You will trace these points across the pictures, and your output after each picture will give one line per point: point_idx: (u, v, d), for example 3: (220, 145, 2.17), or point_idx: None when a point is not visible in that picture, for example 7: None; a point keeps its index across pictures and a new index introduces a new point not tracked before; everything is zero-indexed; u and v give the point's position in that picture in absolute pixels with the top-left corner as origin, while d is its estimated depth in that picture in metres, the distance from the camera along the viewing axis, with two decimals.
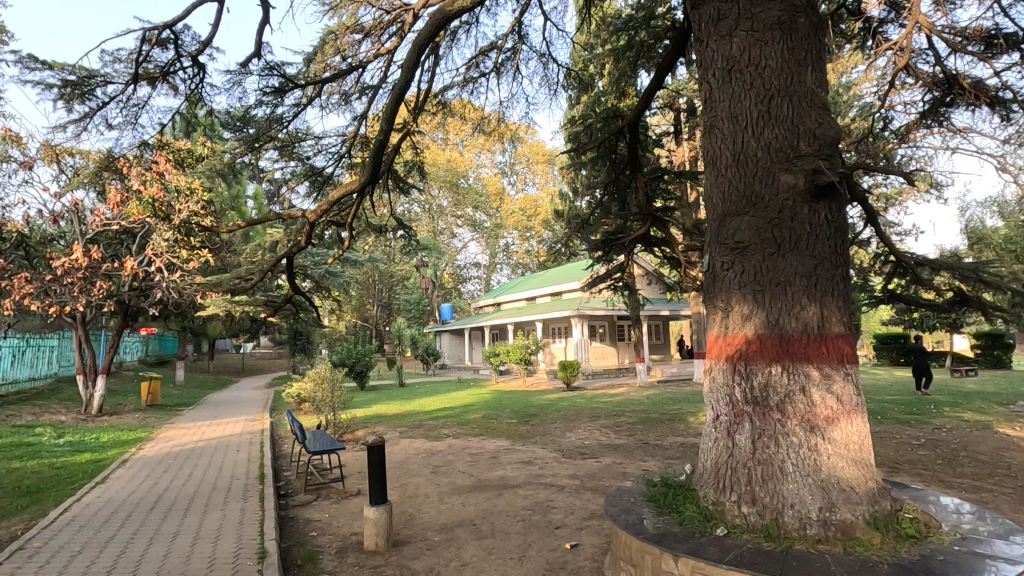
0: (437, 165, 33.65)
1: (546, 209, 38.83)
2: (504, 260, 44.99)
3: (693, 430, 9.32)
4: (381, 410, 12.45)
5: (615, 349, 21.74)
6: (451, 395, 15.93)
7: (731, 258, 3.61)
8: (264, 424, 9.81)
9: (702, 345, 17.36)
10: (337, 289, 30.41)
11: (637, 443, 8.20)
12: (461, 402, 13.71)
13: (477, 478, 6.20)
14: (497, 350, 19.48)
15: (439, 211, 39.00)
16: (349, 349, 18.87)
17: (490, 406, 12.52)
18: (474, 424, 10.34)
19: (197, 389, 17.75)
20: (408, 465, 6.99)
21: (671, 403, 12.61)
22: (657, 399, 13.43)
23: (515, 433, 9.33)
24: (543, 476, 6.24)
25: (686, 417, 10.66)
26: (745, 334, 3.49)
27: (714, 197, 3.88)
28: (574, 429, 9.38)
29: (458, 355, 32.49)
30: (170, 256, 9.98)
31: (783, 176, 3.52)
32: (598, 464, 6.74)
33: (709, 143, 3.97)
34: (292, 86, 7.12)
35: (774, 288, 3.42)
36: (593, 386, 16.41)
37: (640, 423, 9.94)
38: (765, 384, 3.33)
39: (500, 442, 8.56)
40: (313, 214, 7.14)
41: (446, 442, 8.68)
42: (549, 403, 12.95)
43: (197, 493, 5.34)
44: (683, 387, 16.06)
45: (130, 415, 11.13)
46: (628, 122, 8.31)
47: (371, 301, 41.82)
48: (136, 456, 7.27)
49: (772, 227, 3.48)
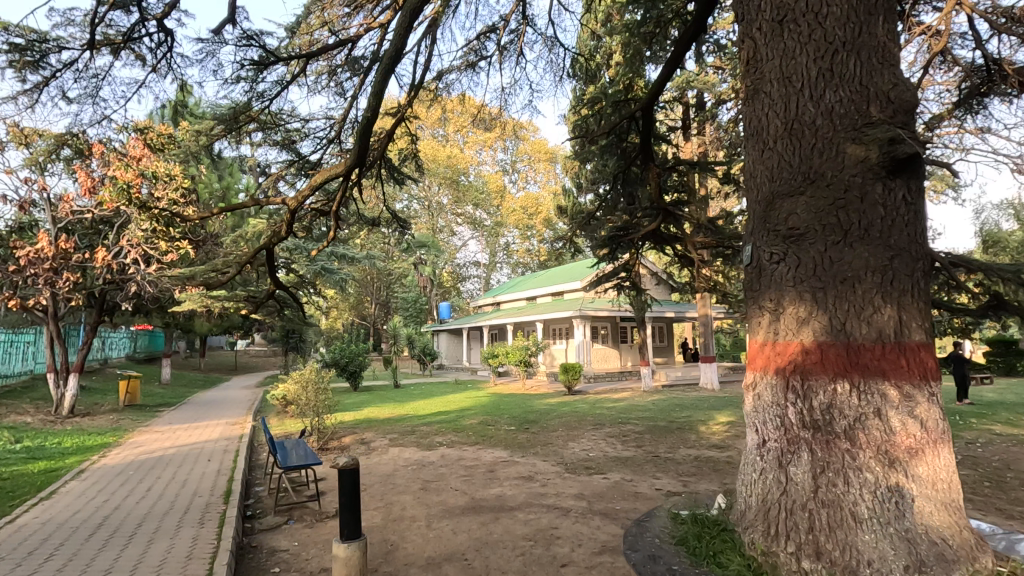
0: (437, 161, 33.08)
1: (548, 208, 38.22)
2: (504, 259, 44.31)
3: (705, 441, 8.65)
4: (373, 414, 11.77)
5: (617, 352, 21.07)
6: (447, 398, 15.27)
7: (783, 249, 2.96)
8: (245, 429, 9.13)
9: (709, 348, 16.68)
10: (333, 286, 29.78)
11: (646, 456, 7.51)
12: (458, 406, 13.04)
13: (472, 497, 5.52)
14: (495, 352, 18.82)
15: (439, 208, 38.39)
16: (343, 348, 18.18)
17: (488, 411, 11.85)
18: (470, 430, 9.67)
19: (184, 388, 17.09)
20: (396, 480, 6.31)
21: (679, 410, 11.93)
22: (664, 405, 12.73)
23: (514, 442, 8.65)
24: (545, 495, 5.56)
25: (697, 426, 10.00)
26: (802, 342, 2.83)
27: (759, 175, 3.23)
28: (578, 439, 8.71)
29: (456, 355, 31.82)
30: (147, 247, 9.33)
31: (849, 149, 2.85)
32: (606, 481, 6.06)
33: (754, 111, 3.31)
34: (273, 60, 6.43)
35: (839, 286, 2.75)
36: (595, 390, 15.73)
37: (648, 432, 9.28)
38: (828, 405, 2.68)
39: (497, 452, 7.88)
40: (294, 202, 6.49)
41: (440, 452, 8.00)
42: (550, 409, 12.26)
43: (150, 513, 4.65)
44: (689, 392, 15.37)
45: (104, 417, 10.45)
46: (641, 104, 7.65)
47: (370, 299, 41.17)
48: (96, 465, 6.60)
49: (835, 211, 2.82)
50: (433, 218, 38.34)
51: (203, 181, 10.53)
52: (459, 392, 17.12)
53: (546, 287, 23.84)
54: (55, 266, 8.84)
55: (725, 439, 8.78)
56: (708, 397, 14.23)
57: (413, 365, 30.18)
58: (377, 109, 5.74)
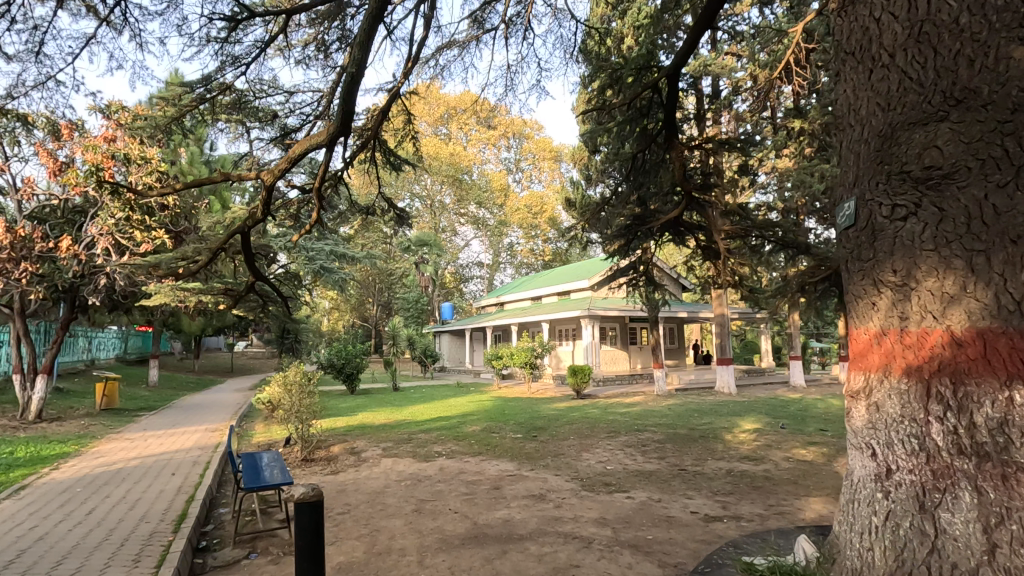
0: (439, 159, 32.44)
1: (552, 207, 37.57)
2: (507, 261, 42.65)
3: (734, 452, 7.74)
4: (368, 419, 10.90)
5: (626, 354, 20.16)
6: (449, 402, 14.40)
7: (914, 198, 2.11)
8: (224, 437, 8.27)
9: (725, 350, 15.79)
10: (332, 286, 28.97)
11: (672, 470, 6.62)
12: (459, 411, 12.15)
13: (473, 523, 4.64)
14: (499, 354, 17.92)
15: (441, 208, 37.61)
16: (339, 348, 17.33)
17: (492, 417, 10.96)
18: (473, 439, 8.78)
19: (173, 391, 16.27)
20: (386, 499, 5.43)
21: (699, 416, 11.02)
22: (681, 411, 11.82)
23: (520, 452, 7.76)
24: (561, 520, 4.67)
25: (721, 434, 9.09)
26: (948, 331, 1.96)
27: (865, 104, 2.39)
28: (592, 449, 7.83)
29: (458, 357, 30.99)
30: (119, 236, 8.52)
31: (1014, 51, 1.97)
32: (630, 502, 5.17)
33: (856, 20, 2.46)
34: (249, 15, 5.57)
35: (1009, 246, 1.87)
36: (605, 394, 14.82)
37: (669, 442, 8.37)
38: (999, 423, 1.81)
39: (502, 464, 6.99)
40: (270, 176, 5.63)
41: (438, 464, 7.12)
42: (559, 414, 11.36)
43: (77, 547, 3.80)
44: (705, 396, 14.45)
45: (75, 422, 9.63)
46: (667, 69, 6.74)
47: (371, 300, 40.39)
48: (43, 479, 5.76)
49: (997, 139, 1.95)
50: (435, 217, 37.52)
51: (185, 167, 9.76)
52: (460, 395, 16.24)
53: (551, 287, 22.96)
54: (15, 257, 8.15)
55: (755, 449, 7.88)
56: (726, 402, 13.33)
57: (414, 368, 29.31)
58: (362, 64, 4.91)
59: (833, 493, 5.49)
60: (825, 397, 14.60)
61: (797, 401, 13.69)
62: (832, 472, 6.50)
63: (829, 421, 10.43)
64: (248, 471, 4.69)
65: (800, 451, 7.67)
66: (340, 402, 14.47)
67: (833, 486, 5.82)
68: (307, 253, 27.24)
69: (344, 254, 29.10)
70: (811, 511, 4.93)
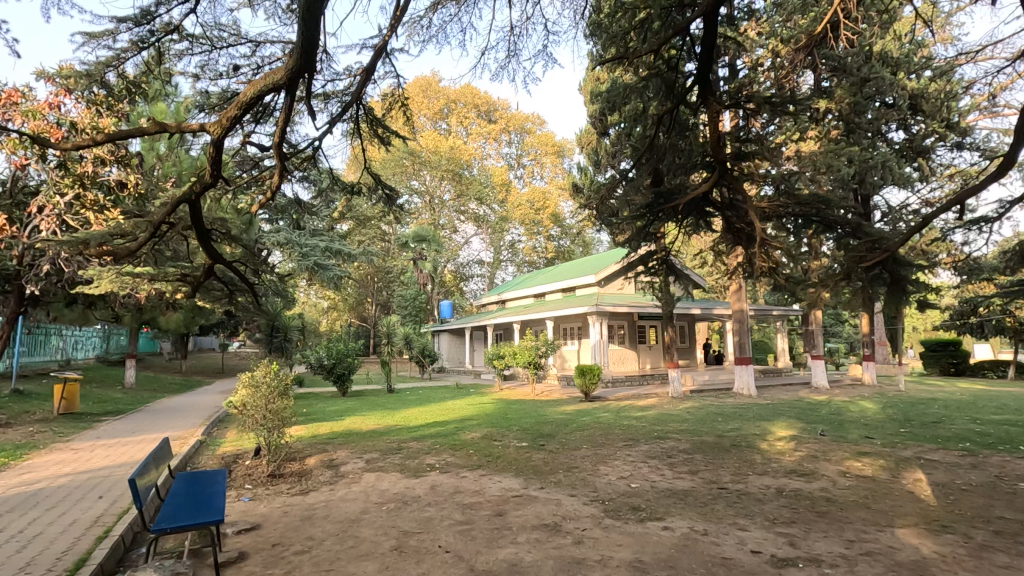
0: (439, 152, 32.55)
1: (555, 202, 36.50)
2: (509, 258, 41.36)
3: (777, 464, 6.62)
4: (356, 424, 9.81)
5: (635, 353, 19.05)
6: (447, 404, 13.27)
7: None
8: (184, 447, 7.21)
9: (744, 349, 14.67)
10: (327, 283, 27.82)
11: (710, 489, 5.50)
12: (457, 415, 11.03)
13: (468, 568, 3.53)
14: (501, 353, 16.84)
15: (441, 204, 36.50)
16: (331, 347, 16.26)
17: (493, 422, 9.85)
18: (472, 448, 7.68)
19: (151, 393, 15.18)
20: (360, 530, 4.32)
21: (723, 421, 9.90)
22: (702, 415, 10.69)
23: (527, 465, 6.65)
24: (583, 565, 3.56)
25: (755, 443, 7.96)
26: None
27: None
28: (610, 462, 6.73)
29: (458, 357, 29.85)
30: (68, 216, 7.50)
31: None
32: (669, 537, 4.06)
33: None
34: None
35: None
36: (615, 396, 13.71)
37: (697, 453, 7.26)
38: None
39: (506, 481, 5.88)
40: (218, 125, 4.47)
41: (430, 480, 6.01)
42: (568, 419, 10.25)
43: None
44: (724, 399, 13.30)
45: (22, 428, 8.56)
46: (703, 7, 5.60)
47: (369, 299, 39.29)
48: None
49: None
50: (435, 213, 36.35)
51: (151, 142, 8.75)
52: (460, 397, 15.12)
53: (555, 283, 21.83)
54: None
55: (799, 460, 6.77)
56: (749, 405, 12.19)
57: (411, 369, 28.14)
58: None
59: (924, 523, 4.36)
60: (854, 399, 13.47)
61: (825, 404, 12.54)
62: (905, 491, 5.38)
63: (871, 426, 9.31)
64: (173, 505, 3.60)
65: (854, 464, 6.56)
66: (329, 405, 13.37)
67: (918, 512, 4.69)
68: (301, 250, 26.47)
69: (339, 251, 28.08)
70: (908, 550, 3.80)
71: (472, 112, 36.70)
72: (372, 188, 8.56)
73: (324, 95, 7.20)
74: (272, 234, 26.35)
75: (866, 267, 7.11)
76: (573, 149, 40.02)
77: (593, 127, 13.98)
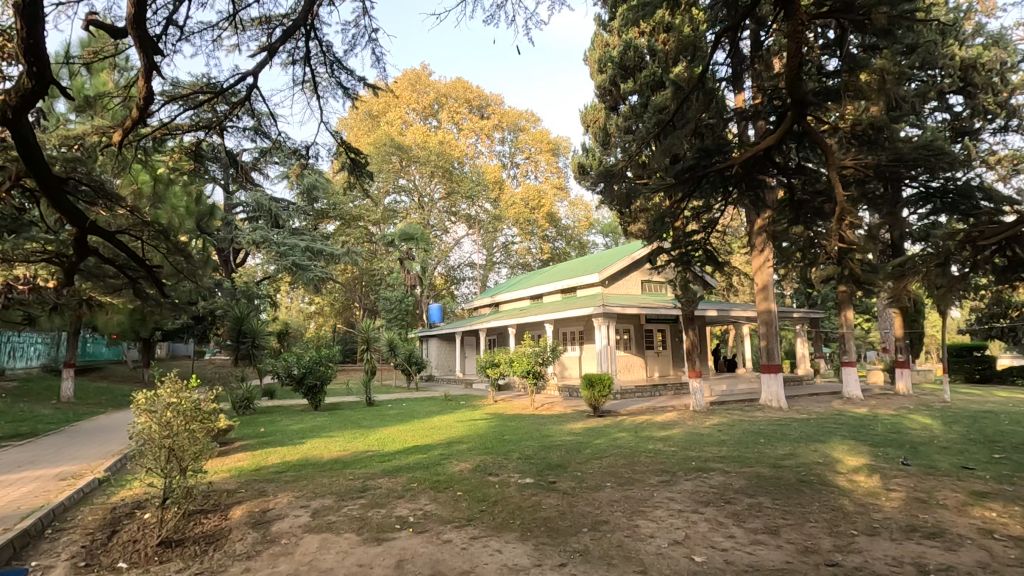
0: (428, 148, 31.23)
1: (549, 202, 34.86)
2: (503, 260, 39.30)
3: (881, 514, 4.81)
4: (318, 450, 7.90)
5: (642, 360, 17.26)
6: (432, 421, 11.35)
7: None
8: (62, 493, 5.24)
9: (773, 355, 12.91)
10: (306, 286, 25.81)
11: (816, 566, 3.67)
12: (442, 437, 9.12)
13: None
14: (495, 360, 15.01)
15: (431, 203, 34.49)
16: (301, 353, 14.31)
17: (487, 447, 7.97)
18: (460, 488, 5.80)
19: (89, 408, 13.07)
20: None
21: (769, 444, 8.09)
22: (740, 436, 8.85)
23: (536, 519, 4.77)
24: None
25: (827, 476, 6.16)
26: None
27: None
28: (651, 512, 4.88)
29: (447, 365, 27.98)
30: None
31: None
32: None
33: None
34: None
35: None
36: (628, 410, 11.90)
37: (761, 495, 5.43)
38: None
39: (510, 551, 4.01)
40: None
41: (398, 548, 4.14)
42: (579, 441, 8.38)
43: None
44: (754, 413, 11.54)
45: None
46: None
47: (356, 304, 37.23)
48: None
49: None
50: (425, 213, 34.42)
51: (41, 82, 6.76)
52: (449, 411, 13.15)
53: (553, 283, 20.04)
54: None
55: (908, 510, 4.93)
56: (789, 422, 10.36)
57: (398, 378, 26.12)
58: None
59: None
60: (903, 413, 11.69)
61: (874, 419, 10.78)
62: None
63: (956, 451, 7.51)
64: None
65: (990, 516, 4.73)
66: (293, 423, 11.41)
67: None
68: (279, 249, 24.61)
69: (321, 250, 26.11)
70: None
71: (464, 108, 35.68)
72: (329, 152, 6.71)
73: (262, 18, 5.39)
74: (248, 231, 24.44)
75: (984, 247, 5.30)
76: (569, 147, 38.39)
77: (600, 101, 12.20)
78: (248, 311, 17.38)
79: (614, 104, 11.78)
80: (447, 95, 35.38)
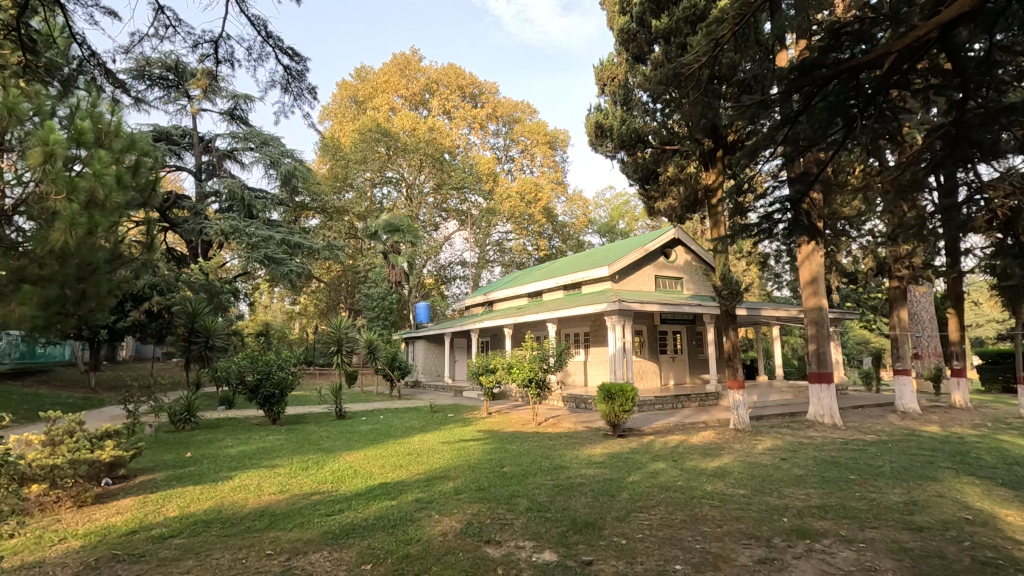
0: (418, 137, 29.22)
1: (547, 195, 32.66)
2: (495, 256, 35.93)
3: None
4: (243, 494, 5.58)
5: (656, 366, 15.08)
6: (411, 441, 9.08)
7: None
8: None
9: (825, 363, 10.74)
10: (280, 282, 23.31)
11: None
12: (421, 468, 6.86)
13: None
14: (488, 365, 12.83)
15: (421, 196, 32.16)
16: (254, 356, 11.95)
17: (480, 487, 5.74)
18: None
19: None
20: None
21: (866, 483, 5.91)
22: (818, 470, 6.62)
23: None
24: None
25: (1011, 552, 3.97)
26: None
27: None
28: None
29: (435, 369, 25.71)
30: None
31: None
32: None
33: None
34: None
35: None
36: (653, 428, 9.71)
37: None
38: None
39: None
40: None
41: None
42: (606, 478, 6.14)
43: None
44: (808, 432, 9.39)
45: None
46: None
47: (340, 304, 34.75)
48: None
49: None
50: (413, 208, 32.08)
51: None
52: (433, 427, 10.86)
53: (554, 278, 17.83)
54: None
55: None
56: (863, 447, 8.17)
57: (381, 384, 23.72)
58: None
59: None
60: (987, 432, 9.59)
61: (963, 442, 8.64)
62: None
63: None
64: None
65: None
66: (237, 443, 9.08)
67: None
68: (249, 240, 22.09)
69: (299, 244, 23.73)
70: None
71: (456, 96, 33.50)
72: (249, 52, 4.42)
73: None
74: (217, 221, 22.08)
75: None
76: (566, 140, 36.20)
77: (620, 53, 10.06)
78: (203, 307, 15.01)
79: (639, 55, 9.63)
80: (438, 82, 33.49)
